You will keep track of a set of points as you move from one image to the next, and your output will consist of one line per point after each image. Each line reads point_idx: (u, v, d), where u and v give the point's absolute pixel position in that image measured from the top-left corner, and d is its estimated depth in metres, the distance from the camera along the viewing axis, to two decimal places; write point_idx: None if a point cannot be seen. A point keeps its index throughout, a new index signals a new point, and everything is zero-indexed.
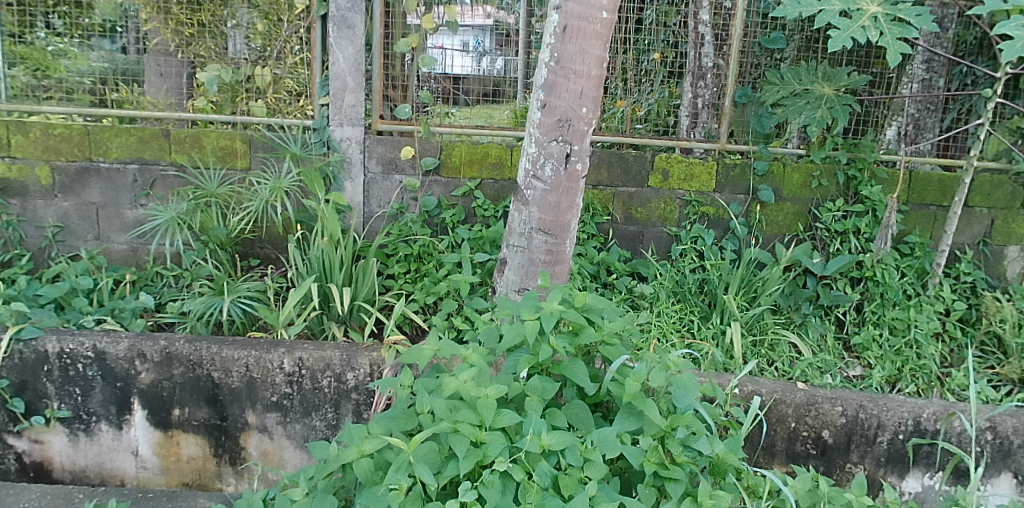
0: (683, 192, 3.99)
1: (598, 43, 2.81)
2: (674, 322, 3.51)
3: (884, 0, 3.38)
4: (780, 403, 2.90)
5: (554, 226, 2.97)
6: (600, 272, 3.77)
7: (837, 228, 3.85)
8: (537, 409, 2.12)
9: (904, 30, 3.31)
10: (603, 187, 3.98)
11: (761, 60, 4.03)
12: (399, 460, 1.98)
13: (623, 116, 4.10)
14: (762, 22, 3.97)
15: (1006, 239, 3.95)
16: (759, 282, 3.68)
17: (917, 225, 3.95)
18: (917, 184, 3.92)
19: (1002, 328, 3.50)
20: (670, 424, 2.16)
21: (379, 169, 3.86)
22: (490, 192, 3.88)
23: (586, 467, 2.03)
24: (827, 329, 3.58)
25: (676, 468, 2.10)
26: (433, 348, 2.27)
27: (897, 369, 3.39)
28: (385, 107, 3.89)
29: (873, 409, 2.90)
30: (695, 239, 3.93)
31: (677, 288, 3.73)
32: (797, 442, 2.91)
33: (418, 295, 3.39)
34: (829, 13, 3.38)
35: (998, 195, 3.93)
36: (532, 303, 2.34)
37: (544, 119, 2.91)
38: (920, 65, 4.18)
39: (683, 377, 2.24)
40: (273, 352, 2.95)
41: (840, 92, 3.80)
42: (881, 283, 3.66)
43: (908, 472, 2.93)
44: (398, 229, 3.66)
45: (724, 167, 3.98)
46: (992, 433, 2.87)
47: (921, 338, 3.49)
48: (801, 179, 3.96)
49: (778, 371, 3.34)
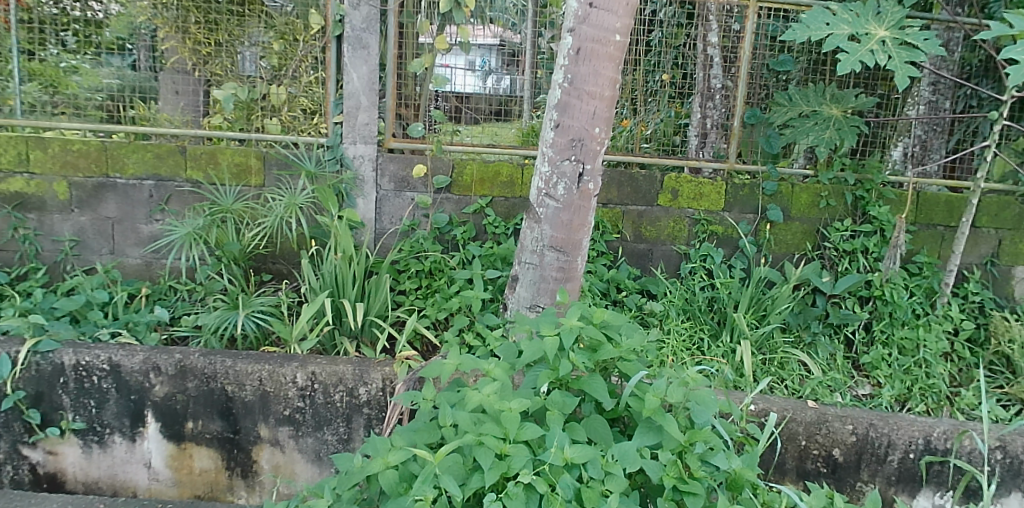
0: (692, 211, 4.03)
1: (611, 65, 2.86)
2: (685, 339, 3.53)
3: (891, 25, 3.45)
4: (791, 421, 2.91)
5: (566, 244, 3.00)
6: (609, 289, 3.79)
7: (845, 247, 3.88)
8: (558, 423, 2.14)
9: (913, 54, 3.36)
10: (613, 205, 4.02)
11: (769, 81, 4.09)
12: (426, 472, 2.00)
13: (630, 135, 4.21)
14: (770, 45, 4.05)
15: (1015, 259, 3.98)
16: (768, 301, 3.69)
17: (925, 245, 3.99)
18: (925, 205, 3.97)
19: (1012, 349, 3.53)
20: (688, 439, 2.17)
21: (391, 186, 3.90)
22: (500, 209, 3.92)
23: (607, 480, 2.04)
24: (837, 349, 3.62)
25: (695, 482, 2.10)
26: (454, 363, 2.28)
27: (907, 389, 3.41)
28: (397, 125, 3.94)
29: (884, 428, 2.91)
30: (705, 257, 3.97)
31: (686, 306, 3.76)
32: (807, 461, 2.92)
33: (430, 310, 3.40)
34: (838, 37, 3.44)
35: (1005, 216, 3.96)
36: (551, 319, 2.35)
37: (558, 139, 2.95)
38: (926, 87, 4.16)
39: (701, 392, 2.26)
40: (287, 366, 2.97)
41: (848, 114, 3.87)
42: (890, 302, 3.68)
43: (920, 491, 2.93)
44: (409, 246, 3.68)
45: (732, 187, 4.03)
46: (1002, 452, 2.87)
47: (930, 357, 3.49)
48: (810, 199, 4.00)
49: (788, 389, 3.36)
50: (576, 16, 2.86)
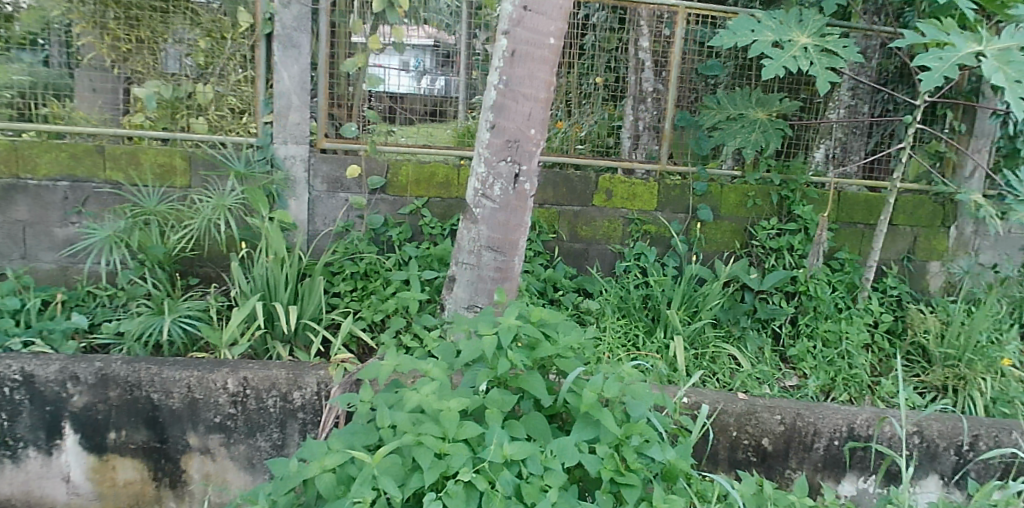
0: (626, 211, 4.11)
1: (545, 68, 2.89)
2: (620, 336, 3.58)
3: (812, 33, 3.59)
4: (722, 412, 3.01)
5: (503, 243, 3.02)
6: (546, 289, 3.82)
7: (771, 245, 4.04)
8: (496, 421, 2.13)
9: (832, 60, 3.50)
10: (549, 205, 4.08)
11: (698, 86, 4.21)
12: (363, 475, 1.98)
13: (566, 137, 4.19)
14: (699, 51, 4.17)
15: (928, 255, 4.40)
16: (700, 297, 3.78)
17: (846, 242, 4.18)
18: (845, 204, 4.17)
19: (926, 339, 3.76)
20: (625, 432, 2.20)
21: (324, 187, 3.83)
22: (435, 210, 3.89)
23: (546, 475, 2.05)
24: (765, 342, 3.73)
25: (632, 474, 2.15)
26: (392, 363, 2.26)
27: (831, 379, 3.55)
28: (330, 125, 3.87)
29: (810, 417, 3.03)
30: (639, 256, 4.05)
31: (622, 304, 3.82)
32: (738, 450, 3.01)
33: (366, 312, 3.34)
34: (762, 43, 3.56)
35: (919, 214, 4.37)
36: (489, 318, 2.33)
37: (494, 140, 2.96)
38: (846, 92, 4.39)
39: (636, 387, 2.29)
40: (217, 371, 2.88)
41: (772, 117, 4.00)
42: (814, 297, 3.84)
43: (844, 476, 3.05)
44: (343, 247, 3.63)
45: (665, 187, 4.13)
46: (920, 437, 3.04)
47: (852, 349, 3.65)
48: (737, 199, 4.14)
49: (719, 382, 3.46)
50: (510, 18, 2.87)
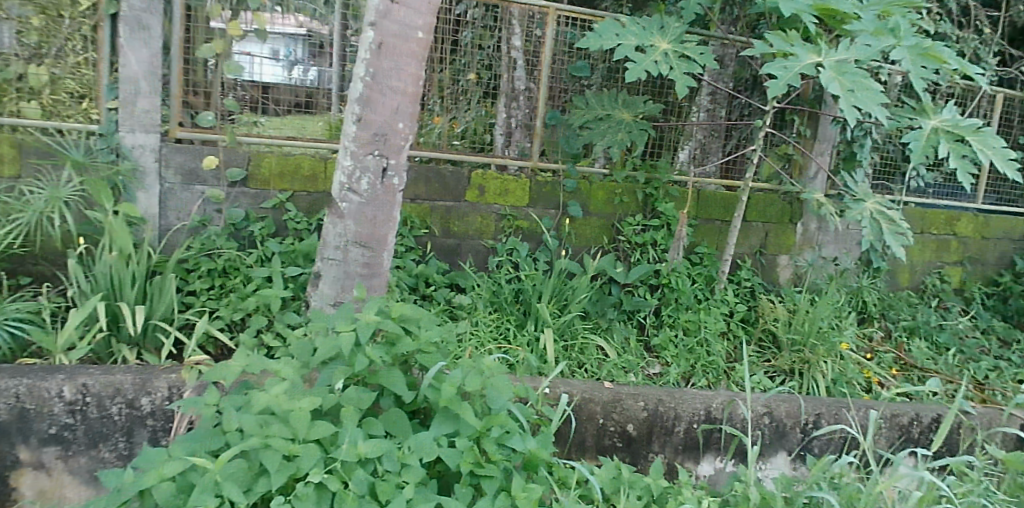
0: (499, 206, 4.17)
1: (414, 62, 2.85)
2: (492, 330, 3.59)
3: (672, 38, 3.73)
4: (588, 401, 3.11)
5: (371, 239, 2.95)
6: (418, 284, 3.79)
7: (637, 240, 4.20)
8: (352, 420, 2.11)
9: (690, 66, 3.67)
10: (420, 201, 4.05)
11: (568, 86, 4.31)
12: (204, 481, 1.91)
13: (441, 132, 4.15)
14: (568, 51, 4.28)
15: (777, 249, 4.75)
16: (569, 291, 3.86)
17: (706, 237, 4.44)
18: (704, 202, 4.42)
19: (776, 326, 4.04)
20: (485, 424, 2.23)
21: (177, 179, 3.61)
22: (302, 204, 3.76)
23: (403, 471, 2.09)
24: (630, 333, 3.88)
25: (491, 466, 2.20)
26: (241, 364, 2.16)
27: (691, 366, 3.75)
28: (184, 113, 3.64)
29: (671, 402, 3.19)
30: (511, 251, 4.09)
31: (494, 298, 3.84)
32: (605, 437, 3.13)
33: (224, 311, 3.17)
34: (626, 47, 3.68)
35: (770, 211, 4.71)
36: (348, 314, 2.27)
37: (360, 133, 2.88)
38: (705, 97, 4.56)
39: (497, 380, 2.28)
40: (51, 379, 2.64)
41: (637, 119, 4.15)
42: (676, 289, 4.03)
43: (702, 457, 3.23)
44: (200, 243, 3.43)
45: (536, 184, 4.23)
46: (769, 417, 3.25)
47: (709, 336, 3.87)
48: (605, 196, 4.29)
49: (587, 372, 3.57)
50: (377, 10, 2.80)
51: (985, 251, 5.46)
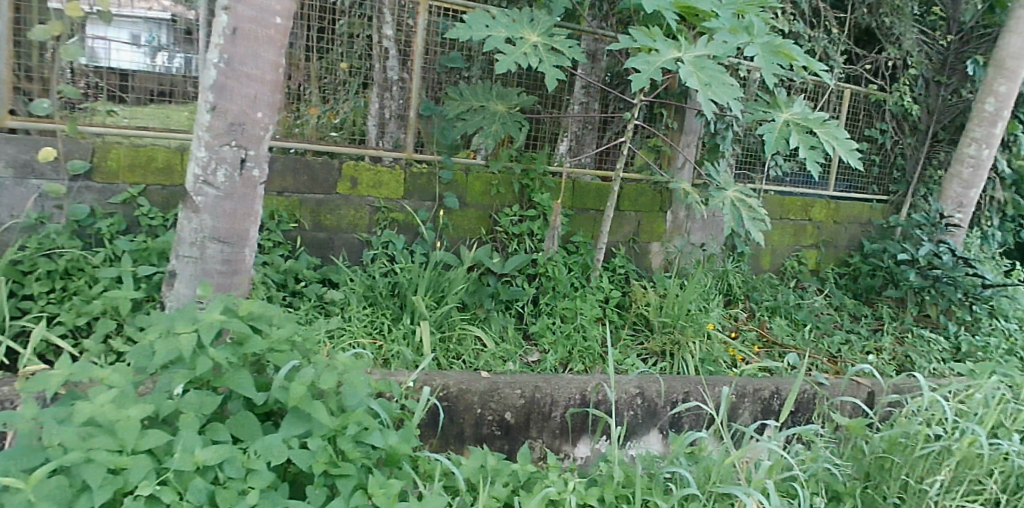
0: (372, 199, 4.09)
1: (272, 48, 2.73)
2: (366, 325, 3.51)
3: (541, 32, 3.77)
4: (465, 392, 3.14)
5: (230, 234, 2.81)
6: (287, 281, 3.64)
7: (513, 231, 4.25)
8: (191, 427, 2.03)
9: (559, 59, 3.72)
10: (288, 194, 3.92)
11: (442, 77, 4.28)
12: (16, 501, 1.81)
13: (319, 124, 4.03)
14: (441, 42, 4.23)
15: (649, 237, 4.95)
16: (446, 282, 3.86)
17: (581, 227, 4.58)
18: (578, 192, 4.54)
19: (647, 310, 4.19)
20: (341, 423, 2.19)
21: (9, 172, 3.29)
22: (156, 198, 3.53)
23: (249, 478, 2.02)
24: (508, 322, 3.90)
25: (347, 465, 2.16)
26: (63, 373, 2.04)
27: (568, 353, 3.81)
28: (16, 100, 3.33)
29: (547, 388, 3.25)
30: (387, 244, 4.05)
31: (368, 293, 3.75)
32: (483, 426, 3.17)
33: (66, 316, 2.92)
34: (496, 39, 3.68)
35: (641, 201, 4.87)
36: (190, 315, 2.17)
37: (215, 123, 2.73)
38: (580, 90, 4.61)
39: (354, 375, 2.24)
40: None
41: (512, 110, 4.14)
42: (552, 278, 4.11)
43: (580, 439, 3.31)
44: (37, 242, 3.13)
45: (411, 176, 4.17)
46: (641, 398, 3.37)
47: (585, 322, 3.95)
48: (482, 187, 4.30)
49: (465, 363, 3.56)
50: None
51: (836, 236, 5.92)
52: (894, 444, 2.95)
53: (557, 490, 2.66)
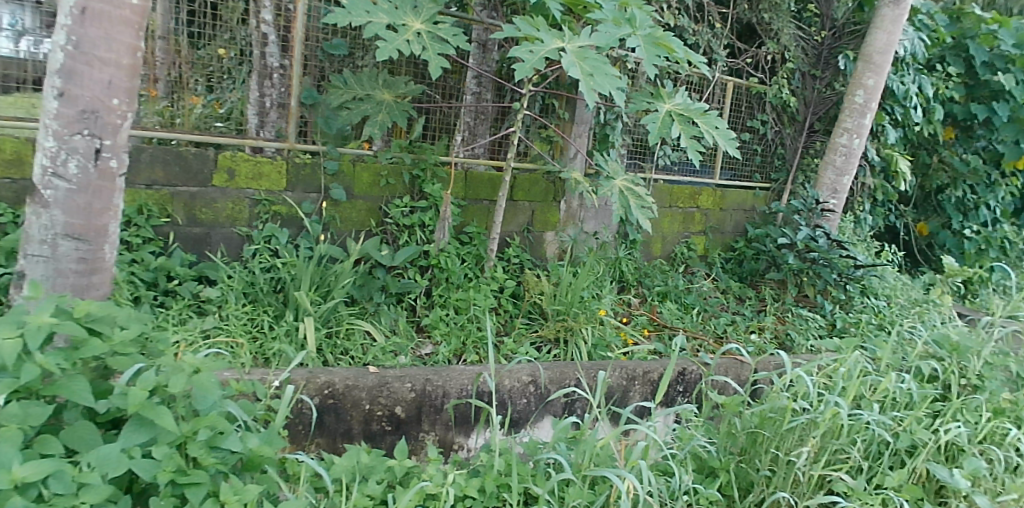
0: (252, 191, 3.93)
1: (127, 30, 2.55)
2: (244, 323, 3.38)
3: (425, 19, 3.69)
4: (352, 389, 3.08)
5: (85, 230, 2.63)
6: (158, 279, 3.46)
7: (404, 222, 4.17)
8: (12, 441, 2.01)
9: (443, 47, 3.65)
10: (158, 187, 3.72)
11: (324, 64, 4.13)
12: None
13: (204, 114, 3.89)
14: (323, 28, 4.09)
15: (543, 226, 5.00)
16: (332, 276, 3.74)
17: (475, 217, 4.56)
18: (471, 183, 4.51)
19: (541, 298, 4.20)
20: (192, 428, 2.25)
21: None
22: (6, 194, 3.31)
23: (81, 492, 2.04)
24: (399, 315, 3.85)
25: (197, 473, 2.21)
26: None
27: (462, 343, 3.79)
28: None
29: (438, 380, 3.23)
30: (269, 238, 3.88)
31: (248, 290, 3.61)
32: (372, 423, 3.12)
33: None
34: (377, 25, 3.58)
35: (534, 191, 4.91)
36: (16, 320, 2.18)
37: (63, 110, 2.54)
38: (472, 80, 4.60)
39: (204, 378, 2.30)
40: None
41: (399, 100, 4.03)
42: (445, 269, 4.08)
43: (473, 430, 3.31)
44: None
45: (295, 167, 4.03)
46: (535, 385, 3.41)
47: (478, 313, 3.93)
48: (370, 178, 4.20)
49: (352, 359, 3.46)
50: None
51: (723, 222, 6.17)
52: (764, 418, 3.09)
53: (435, 483, 2.69)
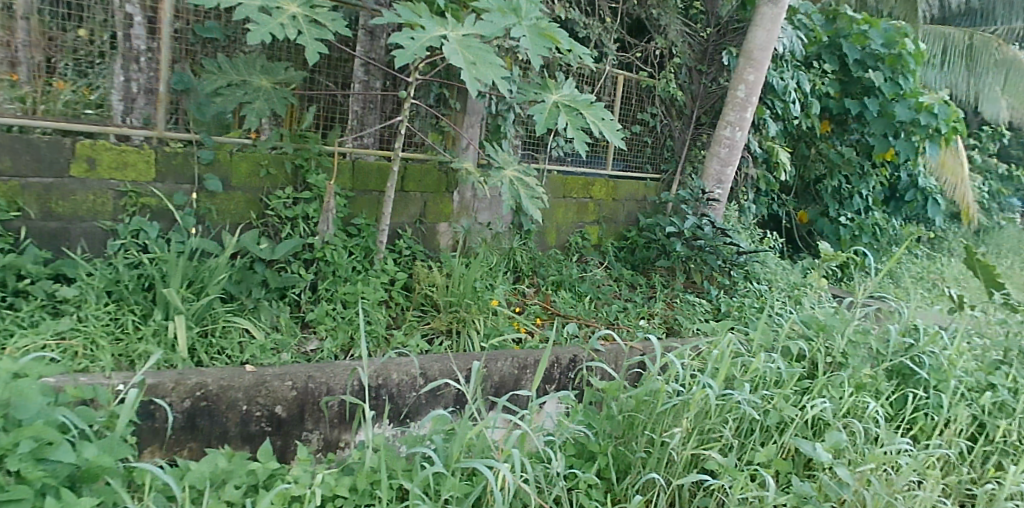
0: (116, 183, 3.68)
1: None
2: (106, 324, 3.18)
3: (301, 2, 3.54)
4: (228, 389, 2.94)
5: None
6: (6, 279, 3.19)
7: (286, 214, 4.03)
8: None
9: (320, 32, 3.53)
10: (6, 178, 3.43)
11: (196, 47, 3.91)
12: None
13: (71, 100, 3.62)
14: (195, 10, 3.87)
15: (436, 217, 4.94)
16: (206, 271, 3.55)
17: (365, 209, 4.43)
18: (359, 172, 4.38)
19: (433, 291, 4.13)
20: (11, 441, 2.24)
21: None
22: None
23: None
24: (281, 311, 3.70)
25: (17, 488, 2.20)
26: None
27: (349, 337, 3.68)
28: None
29: (321, 377, 3.12)
30: (137, 233, 3.66)
31: (112, 288, 3.36)
32: (250, 424, 3.00)
33: None
34: (248, 8, 3.41)
35: (426, 181, 4.84)
36: None
37: None
38: (360, 68, 4.43)
39: (25, 389, 2.36)
40: None
41: (277, 86, 3.87)
42: (332, 263, 3.98)
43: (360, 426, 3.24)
44: None
45: (165, 156, 3.79)
46: (424, 378, 3.38)
47: (365, 306, 3.84)
48: (249, 168, 4.02)
49: (228, 358, 3.31)
50: None
51: (616, 212, 6.29)
52: (640, 402, 3.19)
53: (299, 485, 2.68)
